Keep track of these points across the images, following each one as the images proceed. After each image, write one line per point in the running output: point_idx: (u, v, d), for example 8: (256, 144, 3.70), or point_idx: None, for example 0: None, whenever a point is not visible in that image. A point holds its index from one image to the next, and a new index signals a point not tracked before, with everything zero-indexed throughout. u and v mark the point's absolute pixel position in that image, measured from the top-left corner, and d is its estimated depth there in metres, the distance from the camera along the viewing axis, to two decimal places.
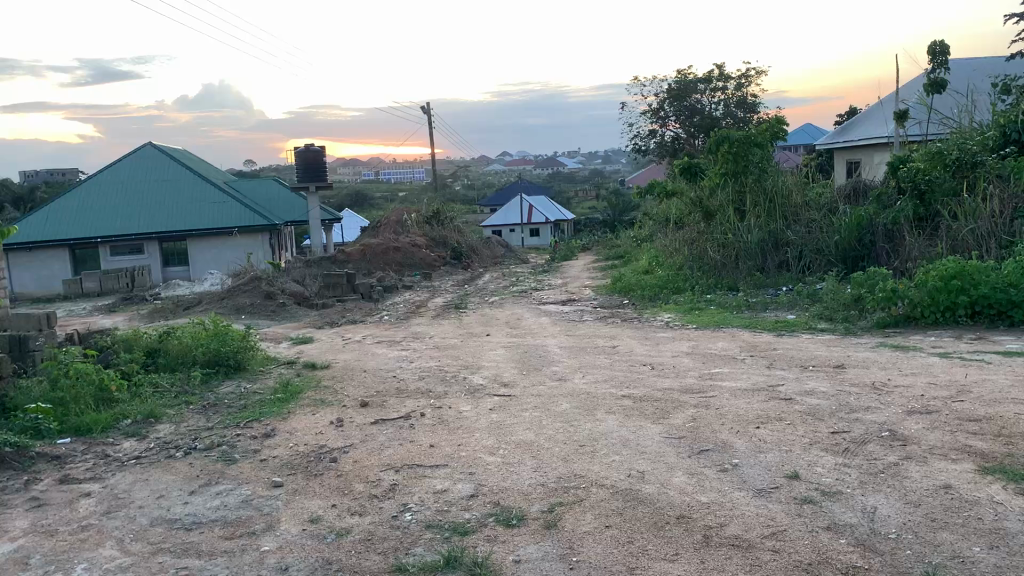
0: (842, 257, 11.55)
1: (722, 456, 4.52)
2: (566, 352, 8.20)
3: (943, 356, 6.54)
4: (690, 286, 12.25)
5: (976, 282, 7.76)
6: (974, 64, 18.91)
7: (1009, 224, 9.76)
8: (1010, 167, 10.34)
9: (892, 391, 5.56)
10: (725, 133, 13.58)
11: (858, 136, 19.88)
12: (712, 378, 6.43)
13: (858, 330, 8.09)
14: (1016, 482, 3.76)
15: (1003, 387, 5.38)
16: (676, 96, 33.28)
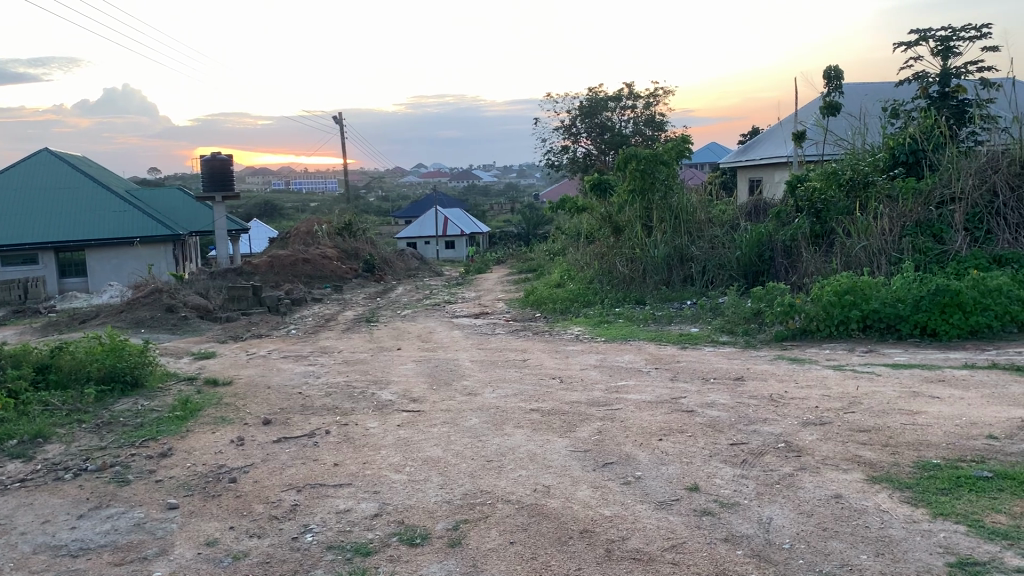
0: (743, 271, 11.90)
1: (625, 469, 4.58)
2: (476, 366, 8.19)
3: (837, 368, 6.81)
4: (600, 299, 12.42)
5: (867, 297, 8.13)
6: (866, 90, 19.86)
7: (897, 242, 10.26)
8: (899, 187, 10.85)
9: (788, 403, 5.75)
10: (633, 150, 13.80)
11: (759, 155, 20.60)
12: (618, 392, 6.51)
13: (757, 343, 8.36)
14: (902, 491, 3.93)
15: (891, 398, 5.63)
16: (587, 114, 33.86)
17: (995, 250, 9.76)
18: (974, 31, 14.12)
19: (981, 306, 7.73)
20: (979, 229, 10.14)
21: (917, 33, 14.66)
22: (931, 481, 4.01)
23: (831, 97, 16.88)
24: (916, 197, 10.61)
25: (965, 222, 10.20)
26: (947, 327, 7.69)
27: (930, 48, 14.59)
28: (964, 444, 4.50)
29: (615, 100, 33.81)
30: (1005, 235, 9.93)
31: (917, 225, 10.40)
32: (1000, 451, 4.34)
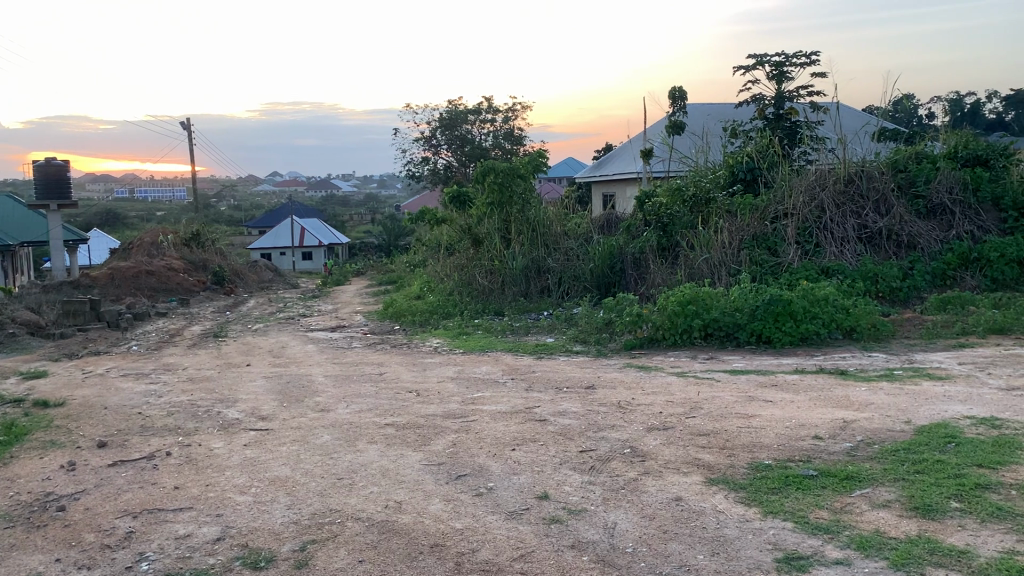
0: (596, 282, 12.22)
1: (477, 480, 4.60)
2: (330, 381, 8.01)
3: (681, 375, 7.11)
4: (459, 311, 12.44)
5: (708, 307, 8.54)
6: (709, 111, 20.95)
7: (736, 254, 10.85)
8: (737, 204, 11.50)
9: (635, 409, 5.96)
10: (491, 163, 13.77)
11: (612, 171, 21.31)
12: (473, 403, 6.54)
13: (608, 352, 8.61)
14: (736, 491, 4.15)
15: (729, 403, 5.93)
16: (447, 126, 33.96)
17: (823, 262, 10.47)
18: (805, 57, 15.16)
19: (810, 315, 8.27)
20: (809, 242, 10.86)
21: (754, 58, 15.58)
22: (763, 481, 4.25)
23: (677, 116, 17.69)
24: (753, 213, 11.28)
25: (797, 235, 10.92)
26: (781, 335, 8.17)
27: (767, 72, 15.54)
28: (793, 445, 4.79)
29: (474, 112, 34.09)
30: (832, 247, 10.70)
31: (754, 239, 11.03)
32: (824, 450, 4.66)
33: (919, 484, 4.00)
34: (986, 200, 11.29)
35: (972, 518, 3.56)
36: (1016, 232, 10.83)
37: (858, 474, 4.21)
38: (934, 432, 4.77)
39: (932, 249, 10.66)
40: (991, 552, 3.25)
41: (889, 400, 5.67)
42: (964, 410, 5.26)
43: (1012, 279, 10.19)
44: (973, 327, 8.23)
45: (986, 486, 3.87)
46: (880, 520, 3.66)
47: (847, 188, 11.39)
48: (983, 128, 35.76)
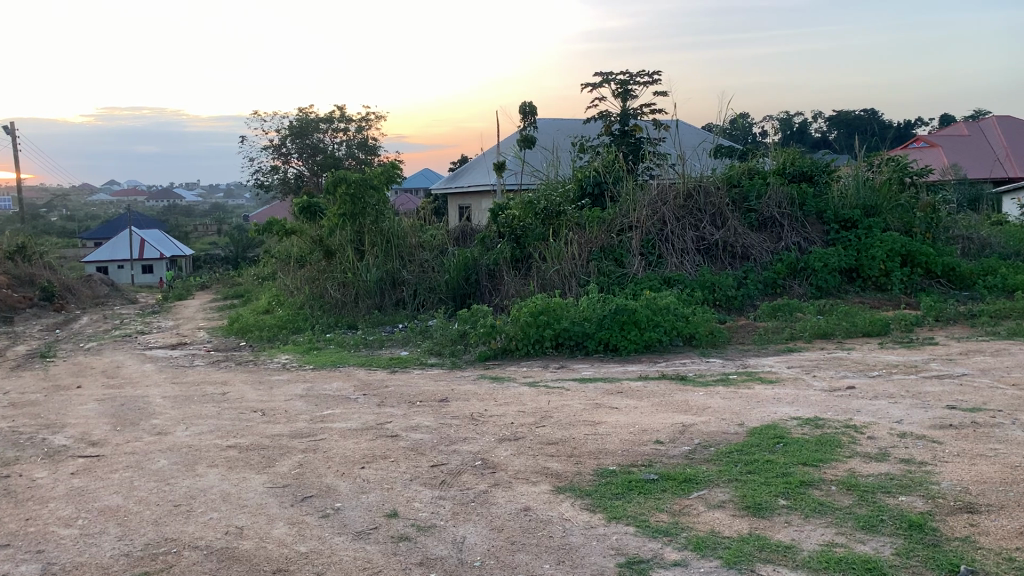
0: (451, 294, 12.24)
1: (324, 501, 4.49)
2: (168, 403, 7.59)
3: (532, 385, 7.19)
4: (310, 325, 12.11)
5: (559, 317, 8.70)
6: (558, 126, 21.51)
7: (585, 265, 11.15)
8: (586, 217, 11.84)
9: (487, 420, 5.99)
10: (342, 174, 13.45)
11: (466, 183, 21.49)
12: (322, 421, 6.37)
13: (462, 363, 8.60)
14: (583, 498, 4.24)
15: (578, 411, 6.06)
16: (298, 134, 33.17)
17: (665, 272, 10.93)
18: (647, 76, 15.82)
19: (653, 323, 8.59)
20: (652, 254, 11.30)
21: (601, 75, 16.12)
22: (607, 486, 4.37)
23: (528, 131, 18.05)
24: (601, 225, 11.63)
25: (641, 247, 11.34)
26: (626, 342, 8.44)
27: (612, 89, 16.11)
28: (636, 450, 4.95)
29: (326, 121, 33.47)
30: (673, 258, 11.19)
31: (601, 250, 11.37)
32: (665, 454, 4.84)
33: (751, 484, 4.22)
34: (810, 214, 12.11)
35: (797, 514, 3.79)
36: (837, 243, 11.67)
37: (696, 477, 4.40)
38: (765, 433, 5.05)
39: (763, 259, 11.33)
40: (813, 545, 3.46)
41: (725, 404, 5.96)
42: (791, 412, 5.60)
43: (835, 286, 10.99)
44: (800, 332, 8.79)
45: (810, 482, 4.14)
46: (715, 520, 3.83)
47: (687, 202, 11.94)
48: (809, 146, 38.51)
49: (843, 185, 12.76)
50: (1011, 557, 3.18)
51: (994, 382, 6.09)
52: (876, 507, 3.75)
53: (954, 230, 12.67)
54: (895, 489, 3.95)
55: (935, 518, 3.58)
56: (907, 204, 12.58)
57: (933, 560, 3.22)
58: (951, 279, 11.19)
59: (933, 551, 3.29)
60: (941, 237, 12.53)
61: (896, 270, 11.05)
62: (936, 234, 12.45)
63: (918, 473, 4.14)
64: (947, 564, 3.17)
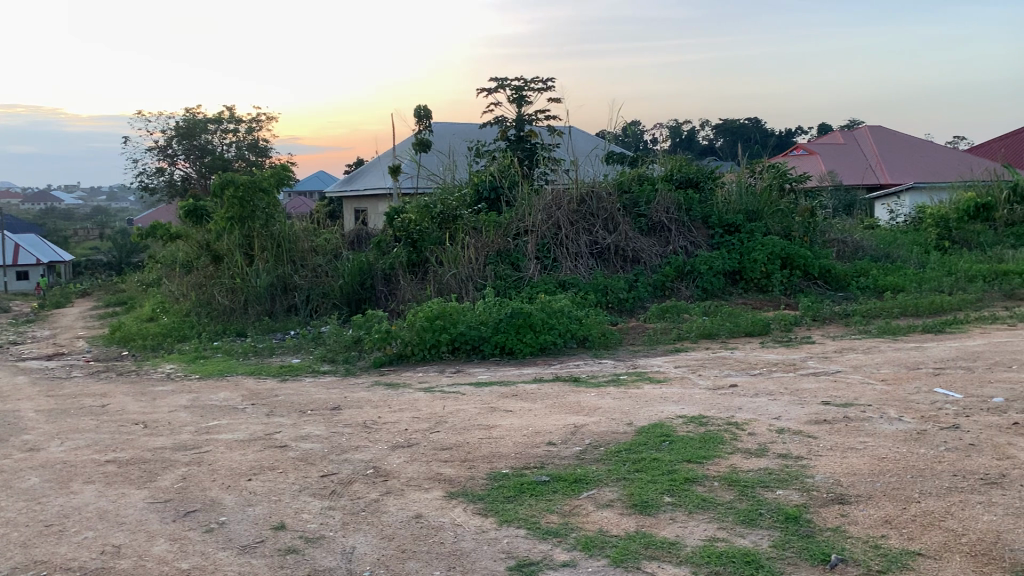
0: (346, 299, 12.07)
1: (208, 515, 4.34)
2: (42, 418, 7.19)
3: (426, 390, 7.14)
4: (197, 333, 11.69)
5: (455, 322, 8.67)
6: (454, 130, 21.52)
7: (482, 269, 11.18)
8: (482, 221, 11.87)
9: (380, 427, 5.92)
10: (230, 176, 12.83)
11: (362, 186, 21.26)
12: (208, 433, 6.16)
13: (356, 370, 8.44)
14: (475, 503, 4.24)
15: (472, 415, 6.06)
16: (184, 135, 32.00)
17: (560, 276, 11.08)
18: (542, 83, 16.00)
19: (549, 326, 8.70)
20: (547, 257, 11.44)
21: (496, 80, 16.20)
22: (499, 490, 4.38)
23: (423, 135, 17.96)
24: (497, 229, 11.68)
25: (536, 251, 11.46)
26: (522, 346, 8.50)
27: (507, 95, 16.21)
28: (528, 452, 4.99)
29: (215, 122, 32.42)
30: (568, 262, 11.36)
31: (498, 254, 11.42)
32: (556, 455, 4.90)
33: (638, 482, 4.31)
34: (697, 218, 12.51)
35: (682, 510, 3.90)
36: (722, 246, 12.09)
37: (586, 477, 4.46)
38: (652, 432, 5.18)
39: (653, 263, 11.64)
40: (696, 541, 3.57)
41: (615, 404, 6.08)
42: (678, 410, 5.77)
43: (720, 288, 11.39)
44: (687, 333, 9.07)
45: (694, 479, 4.26)
46: (604, 519, 3.90)
47: (580, 207, 12.14)
48: (697, 153, 39.74)
49: (728, 191, 13.24)
50: (877, 545, 3.36)
51: (865, 378, 6.42)
52: (756, 501, 3.89)
53: (830, 234, 13.31)
54: (773, 483, 4.11)
55: (809, 510, 3.74)
56: (787, 209, 13.16)
57: (806, 550, 3.37)
58: (827, 280, 11.75)
59: (806, 542, 3.45)
60: (818, 241, 13.15)
61: (776, 273, 11.54)
62: (813, 238, 13.05)
63: (795, 466, 4.33)
64: (819, 554, 3.32)
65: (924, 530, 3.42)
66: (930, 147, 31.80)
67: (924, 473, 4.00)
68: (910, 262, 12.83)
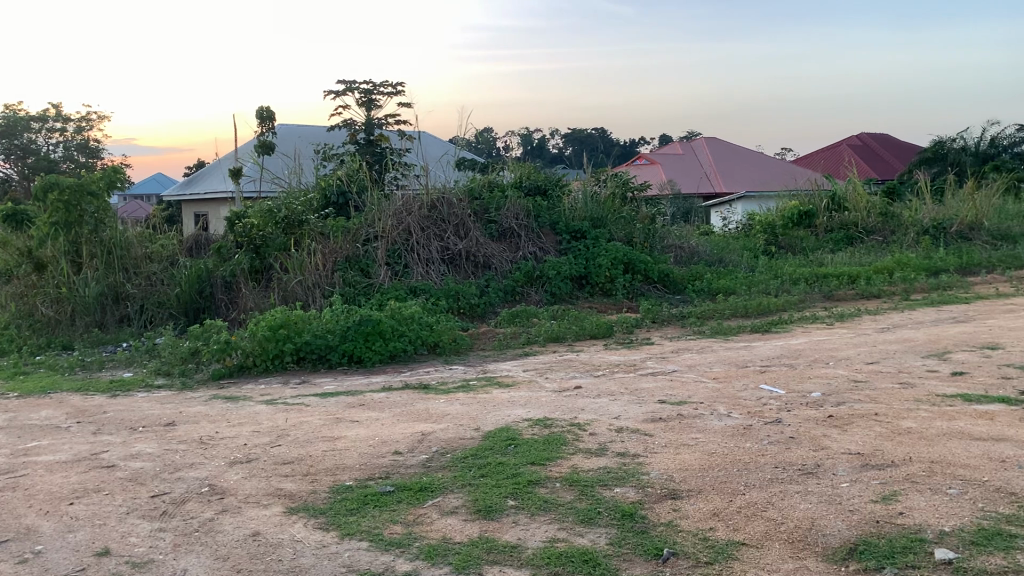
0: (183, 309, 11.52)
1: (22, 545, 4.02)
2: None
3: (269, 403, 6.90)
4: (16, 347, 10.82)
5: (299, 330, 8.41)
6: (299, 133, 21.04)
7: (329, 275, 10.95)
8: (330, 226, 11.59)
9: (217, 443, 5.67)
10: (53, 178, 11.74)
11: (202, 190, 20.42)
12: (26, 455, 5.70)
13: (193, 383, 8.03)
14: (316, 517, 4.14)
15: (316, 427, 5.91)
16: (4, 133, 29.62)
17: (410, 282, 11.00)
18: (391, 87, 15.87)
19: (398, 333, 8.60)
20: (398, 263, 11.34)
21: (344, 83, 15.93)
22: (342, 503, 4.29)
23: (267, 138, 17.42)
24: (345, 235, 11.48)
25: (386, 257, 11.34)
26: (371, 354, 8.37)
27: (356, 98, 15.97)
28: (373, 463, 4.92)
29: (40, 121, 30.28)
30: (418, 268, 11.31)
31: (346, 261, 11.22)
32: (402, 464, 4.85)
33: (482, 487, 4.33)
34: (545, 225, 12.76)
35: (524, 513, 3.95)
36: (569, 252, 12.39)
37: (431, 484, 4.44)
38: (497, 436, 5.22)
39: (503, 268, 11.76)
40: (537, 542, 3.62)
41: (462, 410, 6.10)
42: (524, 414, 5.85)
43: (567, 292, 11.67)
44: (535, 337, 9.22)
45: (537, 481, 4.33)
46: (447, 526, 3.90)
47: (431, 213, 12.11)
48: (548, 162, 40.64)
49: (574, 199, 13.59)
50: (705, 537, 3.52)
51: (699, 376, 6.74)
52: (595, 500, 4.00)
53: (668, 239, 13.89)
54: (611, 481, 4.24)
55: (644, 506, 3.88)
56: (629, 217, 13.65)
57: (640, 546, 3.49)
58: (666, 284, 12.24)
59: (641, 538, 3.57)
60: (658, 247, 13.69)
61: (619, 277, 11.92)
62: (653, 244, 13.59)
63: (632, 465, 4.48)
64: (653, 549, 3.45)
65: (748, 520, 3.61)
66: (756, 158, 33.86)
67: (748, 466, 4.24)
68: (741, 267, 13.57)
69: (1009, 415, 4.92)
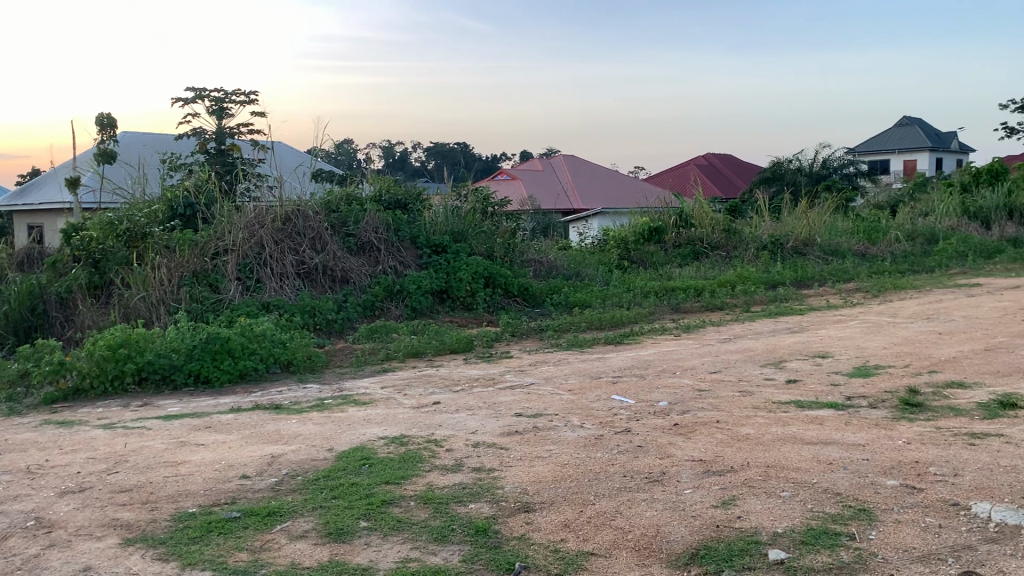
0: (13, 328, 10.69)
1: None
2: None
3: (107, 428, 6.49)
4: None
5: (141, 350, 7.97)
6: (145, 142, 20.05)
7: (175, 291, 10.46)
8: (176, 239, 11.09)
9: (47, 473, 5.27)
10: None
11: (35, 199, 19.08)
12: None
13: (22, 408, 7.45)
14: (155, 547, 3.91)
15: (158, 452, 5.61)
16: None
17: (263, 297, 10.65)
18: (245, 96, 15.39)
19: (248, 351, 8.29)
20: (249, 278, 10.96)
21: (193, 91, 15.32)
22: (184, 531, 4.07)
23: (108, 146, 16.48)
24: (192, 248, 10.99)
25: (237, 271, 10.95)
26: (219, 373, 8.02)
27: (206, 106, 15.37)
28: (219, 488, 4.71)
29: None
30: (272, 283, 10.97)
31: (194, 275, 10.75)
32: (250, 489, 4.66)
33: (334, 509, 4.22)
34: (405, 238, 12.66)
35: (376, 534, 3.88)
36: (430, 267, 12.35)
37: (279, 509, 4.29)
38: (351, 456, 5.12)
39: (362, 282, 11.60)
40: (388, 564, 3.56)
41: (316, 430, 5.94)
42: (379, 431, 5.76)
43: (428, 307, 11.62)
44: (394, 352, 9.11)
45: (390, 501, 4.26)
46: (296, 551, 3.77)
47: (285, 226, 11.79)
48: (409, 175, 40.31)
49: (434, 213, 13.58)
50: (556, 549, 3.56)
51: (555, 388, 6.85)
52: (448, 518, 3.98)
53: (528, 254, 14.08)
54: (466, 497, 4.23)
55: (497, 521, 3.89)
56: (489, 231, 13.76)
57: (493, 561, 3.50)
58: (525, 298, 12.41)
59: (494, 553, 3.58)
60: (517, 261, 13.86)
61: (480, 291, 11.99)
62: (513, 258, 13.75)
63: (486, 479, 4.48)
64: (504, 564, 3.46)
65: (597, 530, 3.69)
66: (611, 176, 34.99)
67: (598, 476, 4.33)
68: (597, 280, 13.94)
69: (836, 419, 5.27)
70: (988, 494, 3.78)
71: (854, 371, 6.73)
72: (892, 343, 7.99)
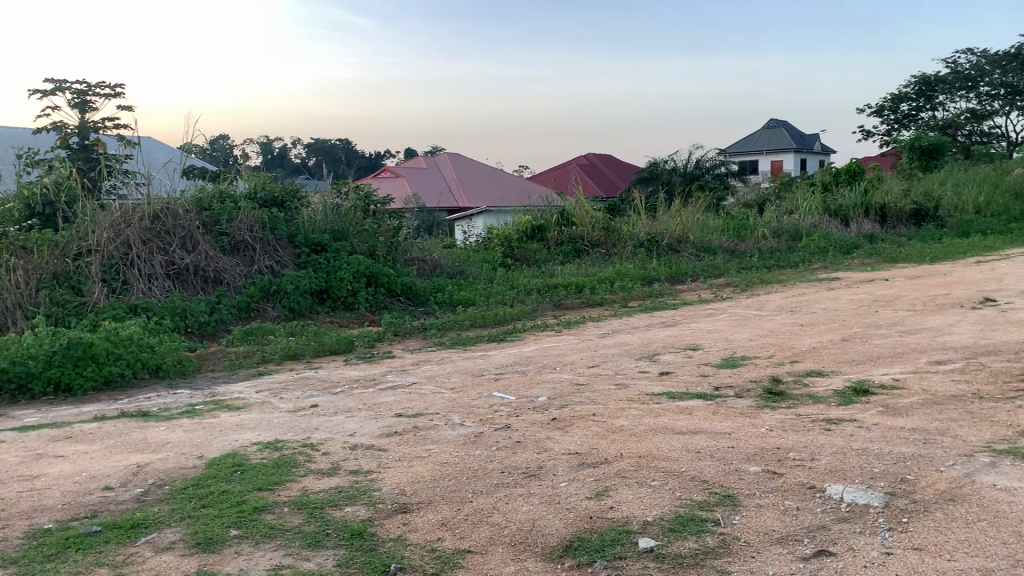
0: None
1: None
2: None
3: None
4: None
5: None
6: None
7: (33, 295, 9.86)
8: (34, 239, 10.45)
9: None
10: None
11: None
12: None
13: None
14: (5, 567, 3.67)
15: (12, 466, 5.27)
16: None
17: (130, 300, 10.17)
18: (109, 88, 14.66)
19: (113, 357, 7.90)
20: (115, 280, 10.44)
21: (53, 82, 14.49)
22: (38, 549, 3.84)
23: None
24: (52, 249, 10.38)
25: (102, 272, 10.41)
26: (81, 380, 7.60)
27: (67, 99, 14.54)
28: (79, 501, 4.47)
29: None
30: (140, 285, 10.49)
31: (54, 278, 10.17)
32: (113, 501, 4.44)
33: (203, 519, 4.07)
34: (282, 238, 12.36)
35: (247, 542, 3.77)
36: (308, 266, 12.10)
37: (145, 520, 4.10)
38: (223, 462, 4.95)
39: (236, 283, 11.25)
40: (259, 572, 3.47)
41: (186, 437, 5.71)
42: (253, 437, 5.60)
43: (307, 307, 11.37)
44: (271, 355, 8.87)
45: (263, 507, 4.15)
46: (162, 564, 3.62)
47: (153, 225, 11.32)
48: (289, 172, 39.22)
49: (312, 211, 13.31)
50: (433, 549, 3.55)
51: (436, 387, 6.82)
52: (323, 522, 3.90)
53: (411, 252, 13.99)
54: (341, 501, 4.16)
55: (373, 523, 3.85)
56: (371, 229, 13.59)
57: (368, 564, 3.45)
58: (408, 296, 12.30)
59: (369, 556, 3.53)
60: (400, 259, 13.75)
61: (361, 290, 11.82)
62: (396, 257, 13.62)
63: (363, 482, 4.42)
64: (380, 566, 3.42)
65: (474, 527, 3.70)
66: (495, 175, 35.21)
67: (476, 473, 4.34)
68: (481, 278, 13.99)
69: (704, 409, 5.47)
70: (840, 476, 4.00)
71: (723, 363, 7.00)
72: (758, 335, 8.35)
